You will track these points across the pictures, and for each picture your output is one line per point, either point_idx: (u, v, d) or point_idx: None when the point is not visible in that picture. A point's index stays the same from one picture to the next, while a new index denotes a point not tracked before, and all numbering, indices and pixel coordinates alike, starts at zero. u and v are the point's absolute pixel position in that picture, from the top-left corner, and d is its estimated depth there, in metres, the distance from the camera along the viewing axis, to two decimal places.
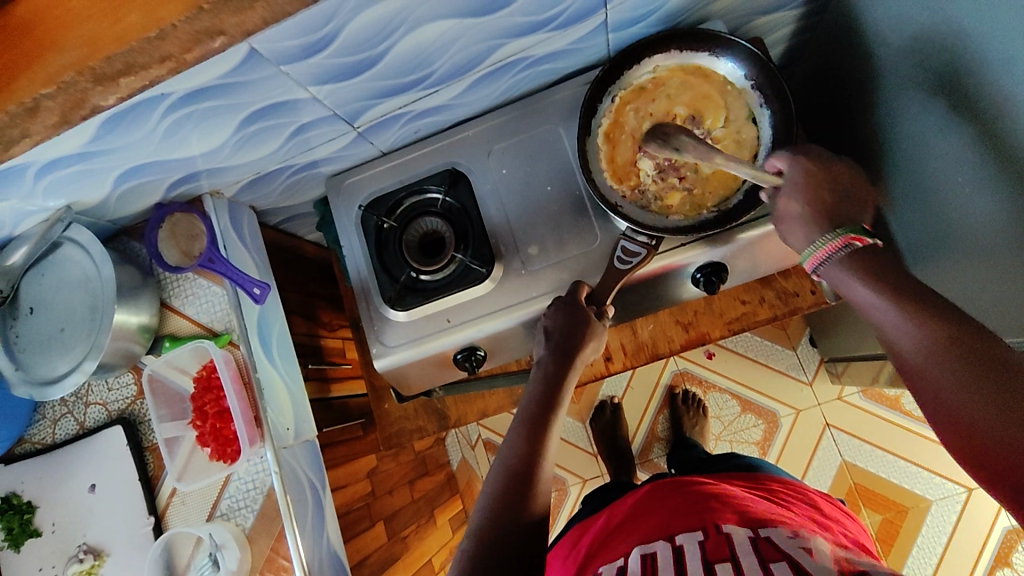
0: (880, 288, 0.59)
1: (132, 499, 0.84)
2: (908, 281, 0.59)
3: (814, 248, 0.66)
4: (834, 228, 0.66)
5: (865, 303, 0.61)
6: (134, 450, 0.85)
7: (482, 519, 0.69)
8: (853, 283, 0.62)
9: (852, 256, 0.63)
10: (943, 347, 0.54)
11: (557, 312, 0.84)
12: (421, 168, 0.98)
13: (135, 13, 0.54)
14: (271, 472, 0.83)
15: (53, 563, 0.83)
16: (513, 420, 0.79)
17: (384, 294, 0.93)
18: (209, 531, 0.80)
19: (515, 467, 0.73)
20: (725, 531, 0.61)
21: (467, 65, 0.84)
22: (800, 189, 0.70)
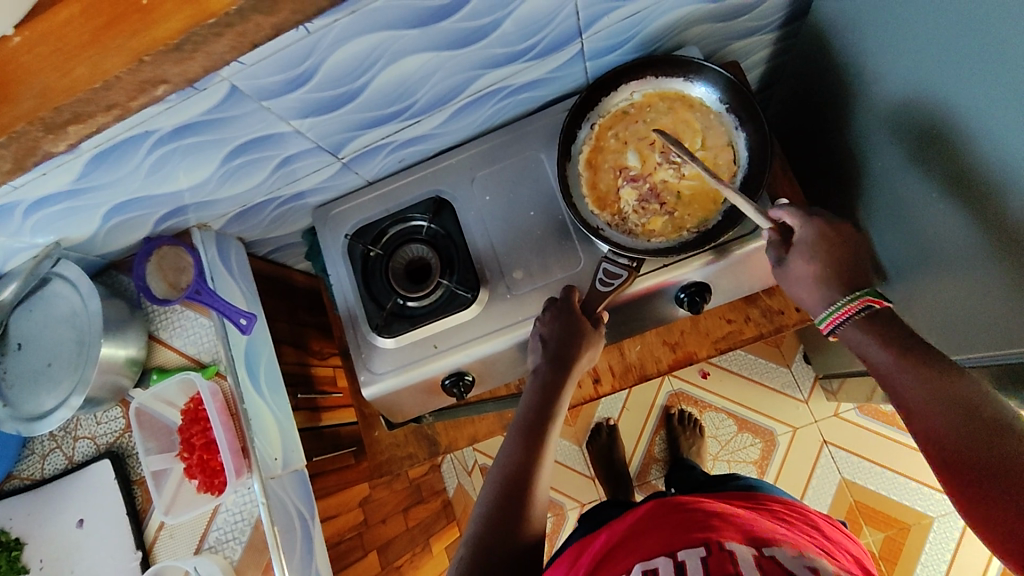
0: (891, 346, 0.66)
1: (121, 534, 0.84)
2: (913, 339, 0.66)
3: (833, 308, 0.72)
4: (849, 292, 0.72)
5: (877, 362, 0.67)
6: (122, 483, 0.85)
7: (478, 525, 0.71)
8: (866, 340, 0.69)
9: (868, 317, 0.70)
10: (946, 408, 0.60)
11: (554, 315, 0.84)
12: (407, 196, 0.99)
13: (83, 66, 0.55)
14: (258, 504, 0.83)
15: None
16: (512, 428, 0.80)
17: (371, 322, 0.93)
18: (195, 565, 0.80)
19: (512, 475, 0.74)
20: (728, 548, 0.60)
21: (447, 96, 0.86)
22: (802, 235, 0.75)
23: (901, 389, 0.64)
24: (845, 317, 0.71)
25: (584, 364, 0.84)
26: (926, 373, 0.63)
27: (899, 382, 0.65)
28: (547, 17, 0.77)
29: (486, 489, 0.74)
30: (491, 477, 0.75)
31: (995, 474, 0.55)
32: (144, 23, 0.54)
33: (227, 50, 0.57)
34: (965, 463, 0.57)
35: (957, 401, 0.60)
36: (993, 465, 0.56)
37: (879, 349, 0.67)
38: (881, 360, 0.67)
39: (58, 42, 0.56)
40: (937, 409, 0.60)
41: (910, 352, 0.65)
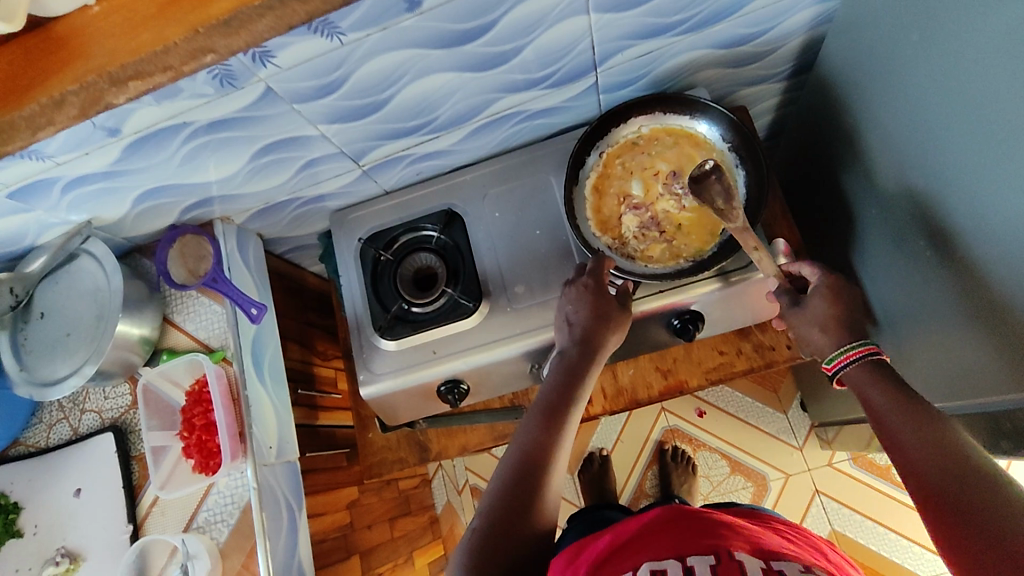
0: (888, 390, 0.69)
1: (115, 507, 0.86)
2: (910, 388, 0.68)
3: (841, 350, 0.75)
4: (857, 340, 0.75)
5: (873, 402, 0.70)
6: (121, 457, 0.88)
7: (491, 504, 0.73)
8: (867, 383, 0.71)
9: (871, 364, 0.72)
10: (928, 448, 0.62)
11: (585, 293, 0.84)
12: (421, 207, 1.05)
13: (148, 33, 0.61)
14: (249, 488, 0.84)
15: (29, 565, 0.85)
16: (530, 408, 0.82)
17: (375, 323, 0.97)
18: (183, 540, 0.81)
19: (528, 455, 0.76)
20: (738, 559, 0.63)
21: (465, 116, 0.91)
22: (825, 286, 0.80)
23: (889, 426, 0.66)
24: (848, 361, 0.74)
25: (608, 349, 0.85)
26: (911, 413, 0.65)
27: (884, 419, 0.67)
28: (565, 48, 0.83)
29: (499, 472, 0.77)
30: (506, 460, 0.77)
31: (966, 511, 0.56)
32: (202, 2, 0.60)
33: (268, 31, 0.62)
34: (937, 494, 0.58)
35: (937, 439, 0.62)
36: (961, 497, 0.57)
37: (876, 391, 0.70)
38: (874, 399, 0.69)
39: (127, 14, 0.62)
40: (917, 439, 0.63)
41: (903, 394, 0.68)
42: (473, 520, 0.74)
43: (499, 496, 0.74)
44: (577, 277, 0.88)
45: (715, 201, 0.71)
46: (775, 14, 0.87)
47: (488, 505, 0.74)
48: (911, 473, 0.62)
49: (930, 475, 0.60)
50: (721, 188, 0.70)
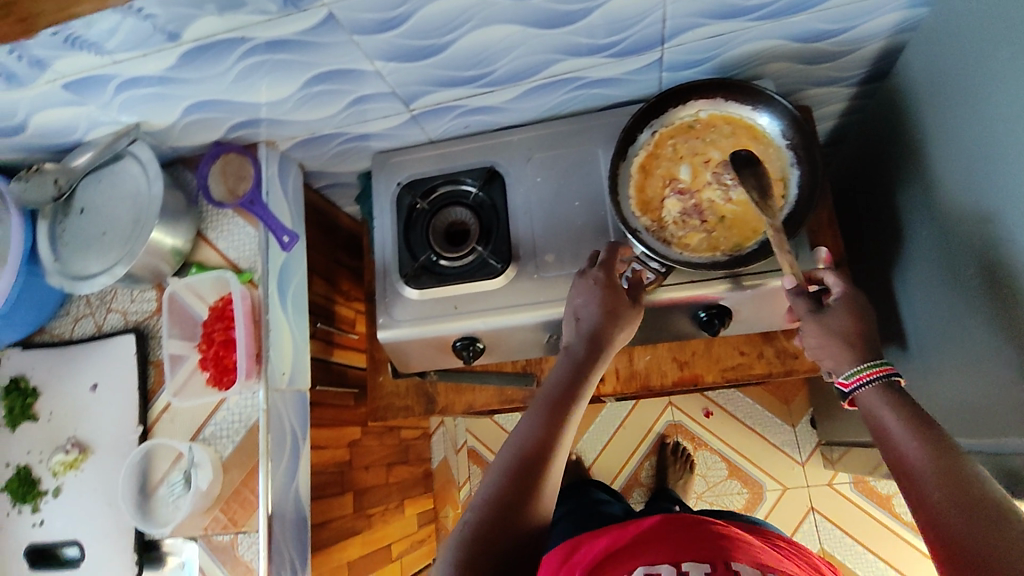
0: (905, 417, 0.66)
1: (126, 406, 0.88)
2: (927, 417, 0.66)
3: (856, 369, 0.72)
4: (874, 358, 0.72)
5: (887, 429, 0.67)
6: (140, 360, 0.90)
7: (489, 497, 0.69)
8: (882, 408, 0.68)
9: (888, 388, 0.70)
10: (948, 482, 0.59)
11: (600, 287, 0.84)
12: (463, 161, 1.03)
13: None
14: (259, 409, 0.85)
15: (41, 448, 0.89)
16: (535, 400, 0.78)
17: (402, 271, 0.98)
18: (189, 448, 0.83)
19: (532, 448, 0.72)
20: (735, 569, 0.64)
21: (522, 74, 0.90)
22: (846, 299, 0.77)
23: (904, 454, 0.64)
24: (866, 380, 0.70)
25: (615, 344, 0.84)
26: (929, 445, 0.63)
27: (898, 449, 0.65)
28: (635, 17, 0.80)
29: (500, 462, 0.72)
30: (507, 451, 0.73)
31: (989, 553, 0.53)
32: None
33: None
34: (955, 531, 0.56)
35: (957, 473, 0.59)
36: (982, 537, 0.54)
37: (891, 416, 0.67)
38: (891, 427, 0.67)
39: None
40: (934, 475, 0.60)
41: (920, 423, 0.65)
42: (468, 512, 0.69)
43: (499, 488, 0.69)
44: (587, 268, 0.87)
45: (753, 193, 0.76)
46: (859, 13, 0.83)
47: (486, 499, 0.69)
48: (923, 510, 0.60)
49: (943, 514, 0.58)
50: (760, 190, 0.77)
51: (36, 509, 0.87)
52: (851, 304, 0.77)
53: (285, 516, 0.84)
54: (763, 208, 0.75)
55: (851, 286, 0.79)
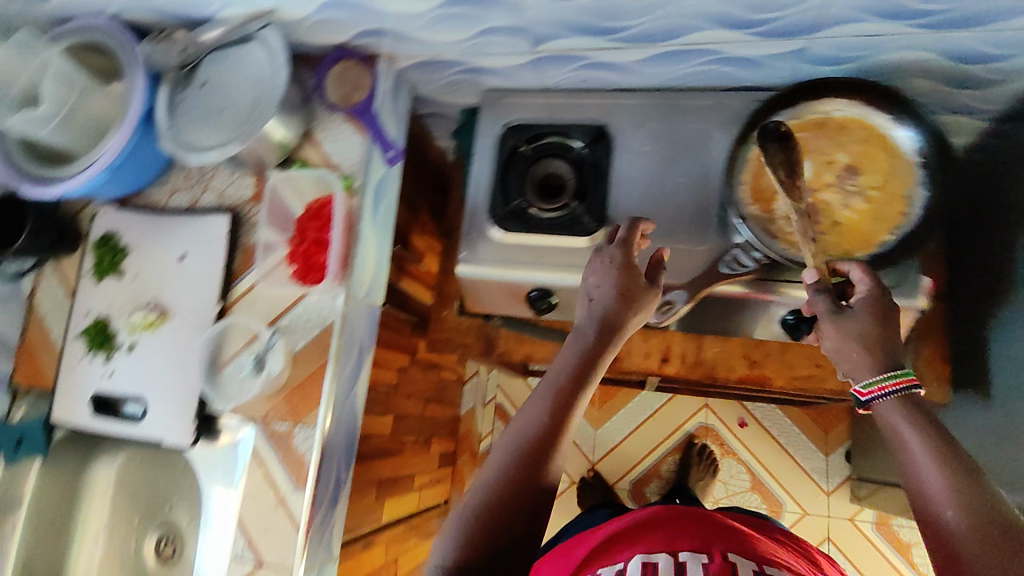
0: (924, 436, 0.61)
1: (209, 282, 0.90)
2: (947, 435, 0.61)
3: (873, 379, 0.65)
4: (895, 368, 0.65)
5: (904, 446, 0.62)
6: (229, 242, 0.91)
7: (490, 492, 0.65)
8: (899, 424, 0.63)
9: (906, 402, 0.64)
10: (970, 515, 0.56)
11: (619, 271, 0.75)
12: (574, 115, 0.99)
13: None
14: (336, 313, 0.86)
15: (123, 305, 0.93)
16: (540, 383, 0.72)
17: (492, 211, 0.97)
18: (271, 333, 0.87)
19: (536, 440, 0.67)
20: (732, 560, 0.64)
21: (658, 35, 0.86)
22: (872, 300, 0.69)
23: (920, 476, 0.60)
24: (883, 393, 0.64)
25: (629, 330, 0.76)
26: (962, 482, 0.57)
27: (925, 482, 0.59)
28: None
29: (501, 452, 0.68)
30: (509, 439, 0.68)
31: None
32: None
33: None
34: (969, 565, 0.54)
35: (977, 504, 0.56)
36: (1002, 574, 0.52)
37: (909, 433, 0.62)
38: (911, 450, 0.61)
39: None
40: (968, 519, 0.55)
41: (949, 453, 0.59)
42: (465, 504, 0.66)
43: (502, 482, 0.65)
44: (604, 245, 0.79)
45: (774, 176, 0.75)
46: None
47: (484, 492, 0.65)
48: (952, 555, 0.55)
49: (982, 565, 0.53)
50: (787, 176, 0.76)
51: (110, 359, 0.91)
52: (878, 307, 0.68)
53: (340, 422, 0.86)
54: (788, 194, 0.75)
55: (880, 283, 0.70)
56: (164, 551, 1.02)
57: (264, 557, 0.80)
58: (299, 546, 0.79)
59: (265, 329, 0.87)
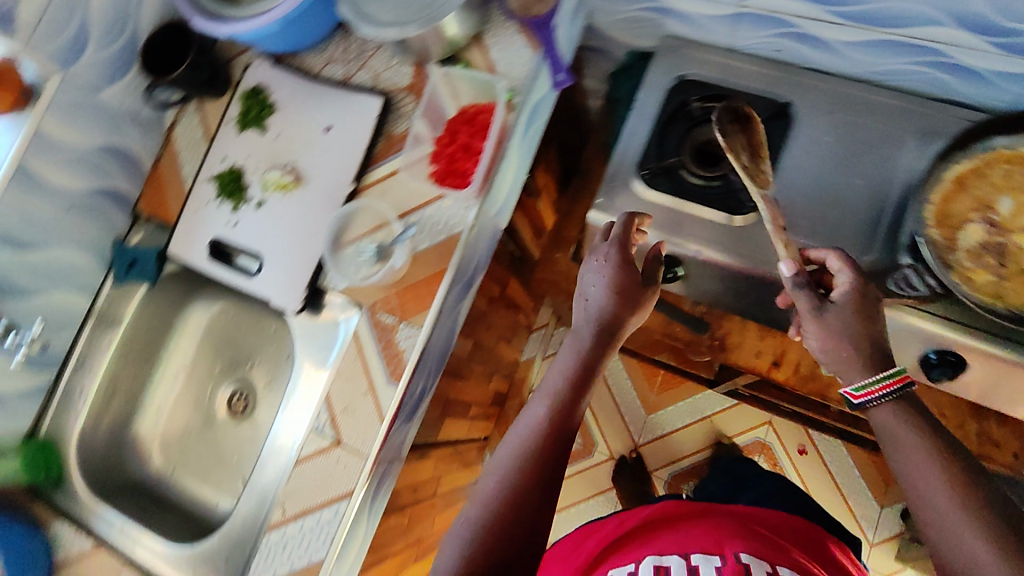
0: (929, 447, 0.54)
1: (349, 160, 0.89)
2: (953, 442, 0.54)
3: (866, 382, 0.58)
4: (889, 367, 0.59)
5: (905, 461, 0.55)
6: (377, 126, 0.89)
7: (486, 510, 0.57)
8: (903, 439, 0.56)
9: (905, 408, 0.57)
10: (985, 523, 0.49)
11: (619, 270, 0.67)
12: (755, 84, 0.91)
13: None
14: (467, 222, 0.83)
15: (259, 160, 0.93)
16: (536, 391, 0.65)
17: (642, 163, 0.90)
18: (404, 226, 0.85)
19: (535, 452, 0.60)
20: (744, 563, 0.63)
21: (884, 19, 0.78)
22: (851, 296, 0.61)
23: (921, 487, 0.53)
24: (879, 395, 0.58)
25: (628, 332, 0.69)
26: (965, 490, 0.51)
27: (926, 492, 0.53)
28: None
29: (501, 460, 0.60)
30: (509, 446, 0.61)
31: None
32: None
33: None
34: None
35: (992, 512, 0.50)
36: None
37: (915, 443, 0.55)
38: (911, 461, 0.55)
39: None
40: (987, 533, 0.49)
41: (947, 454, 0.53)
42: (465, 521, 0.58)
43: (503, 500, 0.58)
44: (600, 243, 0.72)
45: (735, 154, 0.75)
46: None
47: (485, 505, 0.58)
48: None
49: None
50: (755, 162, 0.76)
51: (236, 210, 0.92)
52: (858, 304, 0.61)
53: (442, 330, 0.85)
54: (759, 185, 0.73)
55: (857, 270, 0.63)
56: (237, 406, 1.03)
57: (343, 438, 0.81)
58: (380, 436, 0.80)
59: (393, 221, 0.86)
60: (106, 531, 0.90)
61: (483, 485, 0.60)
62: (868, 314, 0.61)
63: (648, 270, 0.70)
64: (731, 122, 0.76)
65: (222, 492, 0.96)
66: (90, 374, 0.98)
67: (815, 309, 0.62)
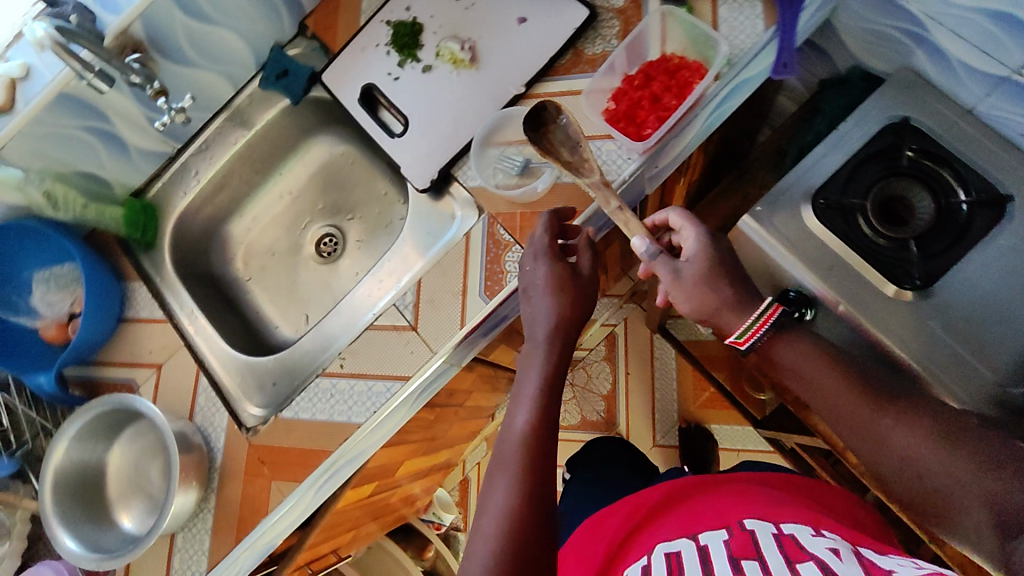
0: (833, 368, 0.62)
1: (529, 62, 0.84)
2: (843, 357, 0.63)
3: (749, 324, 0.65)
4: (753, 307, 0.65)
5: (823, 387, 0.62)
6: (570, 38, 0.84)
7: (499, 510, 0.56)
8: (813, 370, 0.63)
9: (800, 343, 0.65)
10: (915, 425, 0.57)
11: (550, 266, 0.71)
12: (984, 163, 0.79)
13: None
14: (622, 175, 0.79)
15: (439, 25, 0.88)
16: (512, 395, 0.67)
17: (822, 188, 0.84)
18: None
19: (530, 451, 0.60)
20: (750, 529, 0.59)
21: None
22: (701, 247, 0.68)
23: (840, 402, 0.61)
24: (766, 328, 0.65)
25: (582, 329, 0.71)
26: (867, 398, 0.60)
27: (845, 413, 0.61)
28: None
29: (501, 489, 0.58)
30: (505, 470, 0.59)
31: (977, 464, 0.53)
32: None
33: None
34: (923, 459, 0.55)
35: (907, 412, 0.58)
36: (960, 445, 0.54)
37: (828, 375, 0.62)
38: (830, 388, 0.62)
39: None
40: (919, 430, 0.56)
41: (845, 372, 0.62)
42: (477, 561, 0.54)
43: (516, 497, 0.57)
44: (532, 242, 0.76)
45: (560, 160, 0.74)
46: None
47: (497, 535, 0.55)
48: (924, 468, 0.55)
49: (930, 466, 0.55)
50: (569, 147, 0.75)
51: (403, 65, 0.88)
52: (702, 253, 0.67)
53: None
54: (543, 152, 0.74)
55: (682, 213, 0.70)
56: (325, 248, 1.05)
57: (419, 326, 0.82)
58: (453, 341, 0.80)
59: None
60: (177, 310, 0.95)
61: (487, 517, 0.57)
62: (721, 267, 0.67)
63: (583, 263, 0.73)
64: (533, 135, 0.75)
65: (284, 318, 1.01)
66: (208, 162, 0.99)
67: (672, 272, 0.68)
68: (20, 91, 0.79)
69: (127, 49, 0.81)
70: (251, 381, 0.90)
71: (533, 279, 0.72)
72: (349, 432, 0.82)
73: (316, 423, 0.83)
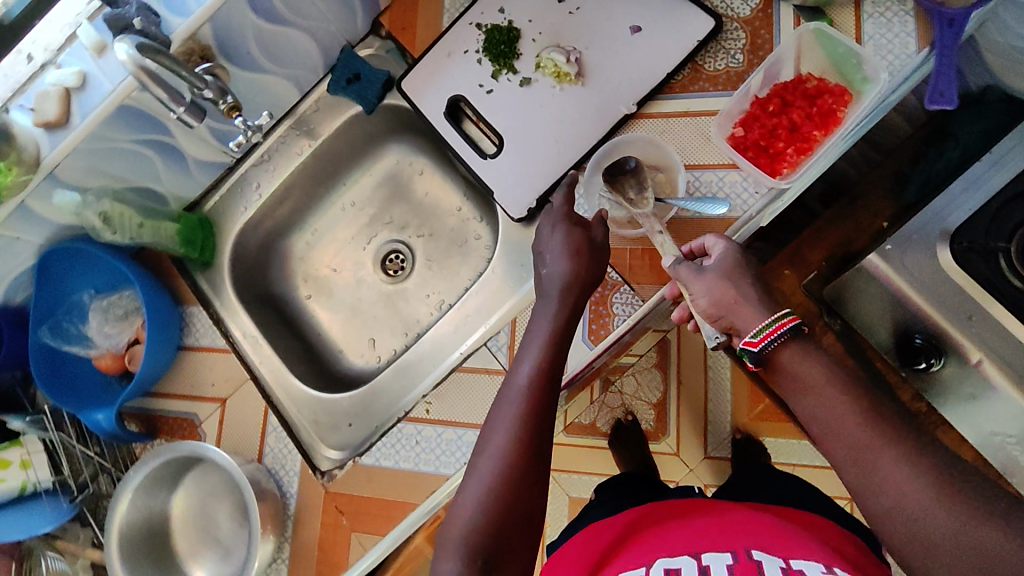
0: (833, 382, 0.51)
1: (642, 79, 0.75)
2: (849, 373, 0.52)
3: (766, 324, 0.54)
4: (773, 312, 0.55)
5: (816, 403, 0.52)
6: (691, 51, 0.74)
7: (487, 458, 0.54)
8: (807, 383, 0.52)
9: (798, 348, 0.54)
10: (914, 469, 0.46)
11: (569, 232, 0.68)
12: None
13: None
14: (746, 211, 0.71)
15: (539, 32, 0.78)
16: (522, 346, 0.64)
17: (960, 228, 0.79)
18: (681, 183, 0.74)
19: (533, 399, 0.57)
20: (756, 558, 0.53)
21: None
22: (727, 260, 0.60)
23: (833, 426, 0.50)
24: (776, 334, 0.53)
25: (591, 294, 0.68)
26: (870, 420, 0.49)
27: (849, 435, 0.49)
28: None
29: (502, 429, 0.56)
30: (506, 410, 0.57)
31: (979, 530, 0.43)
32: None
33: None
34: (917, 511, 0.45)
35: (908, 452, 0.47)
36: (965, 508, 0.44)
37: (827, 390, 0.51)
38: (824, 405, 0.51)
39: None
40: (921, 474, 0.45)
41: (850, 391, 0.51)
42: (469, 499, 0.53)
43: (508, 444, 0.55)
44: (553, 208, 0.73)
45: (624, 195, 0.74)
46: None
47: (495, 474, 0.53)
48: (909, 518, 0.45)
49: (925, 515, 0.44)
50: (634, 181, 0.74)
51: (496, 76, 0.79)
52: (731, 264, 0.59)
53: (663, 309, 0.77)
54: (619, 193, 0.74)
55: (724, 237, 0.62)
56: (392, 267, 0.96)
57: None
58: None
59: (673, 170, 0.74)
60: (238, 336, 0.87)
61: (484, 456, 0.55)
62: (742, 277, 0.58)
63: (598, 230, 0.69)
64: (608, 176, 0.75)
65: (348, 344, 0.94)
66: (270, 174, 0.90)
67: (694, 267, 0.60)
68: (75, 103, 0.70)
69: (195, 57, 0.72)
70: (324, 421, 0.83)
71: (546, 245, 0.69)
72: (435, 484, 0.75)
73: (400, 473, 0.77)
